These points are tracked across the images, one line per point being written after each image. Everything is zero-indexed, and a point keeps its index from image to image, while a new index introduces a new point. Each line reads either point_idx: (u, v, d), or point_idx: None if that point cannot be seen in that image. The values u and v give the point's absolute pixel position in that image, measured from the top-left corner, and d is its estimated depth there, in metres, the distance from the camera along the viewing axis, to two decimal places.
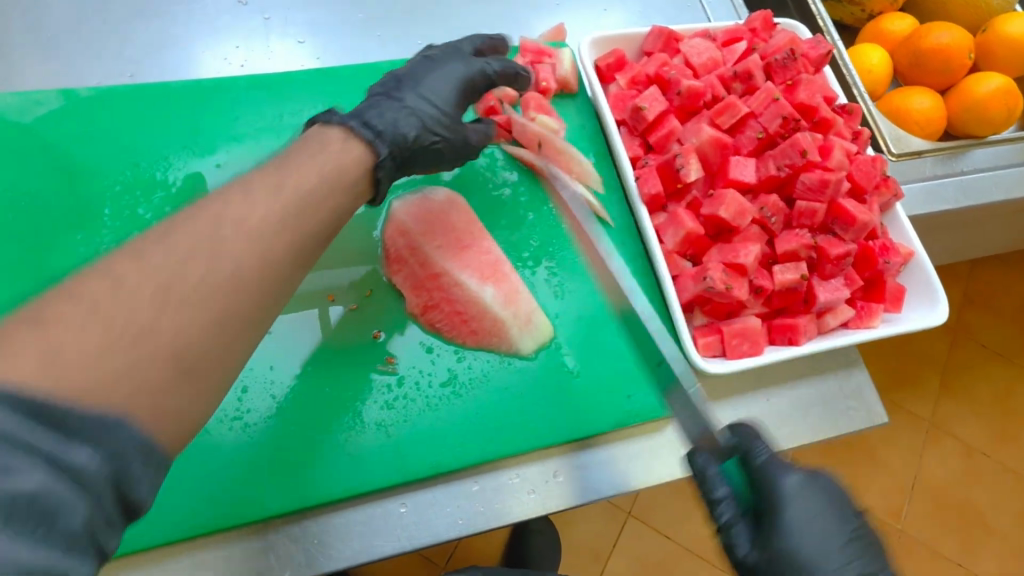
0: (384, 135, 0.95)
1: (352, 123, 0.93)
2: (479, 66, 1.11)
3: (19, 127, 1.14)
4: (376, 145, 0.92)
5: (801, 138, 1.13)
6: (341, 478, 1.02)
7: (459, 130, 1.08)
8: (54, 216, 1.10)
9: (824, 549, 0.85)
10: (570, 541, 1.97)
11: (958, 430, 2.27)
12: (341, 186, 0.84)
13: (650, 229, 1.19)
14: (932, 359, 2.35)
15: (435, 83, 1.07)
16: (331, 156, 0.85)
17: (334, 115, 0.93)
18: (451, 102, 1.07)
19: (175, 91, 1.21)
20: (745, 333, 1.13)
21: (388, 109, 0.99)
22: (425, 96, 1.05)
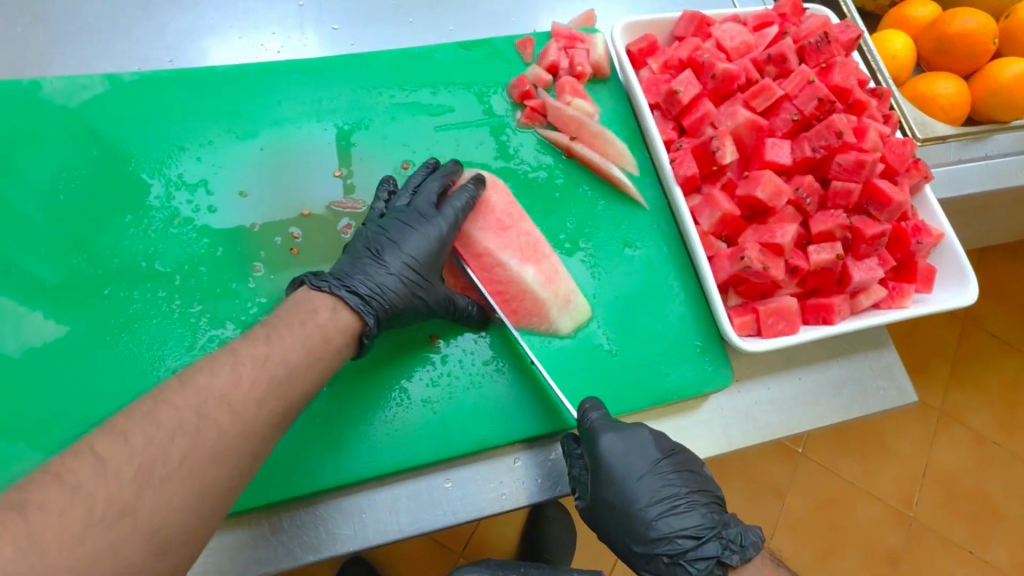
0: (369, 300, 1.01)
1: (341, 285, 1.01)
2: (445, 221, 1.11)
3: (66, 111, 1.16)
4: (364, 313, 1.00)
5: (837, 119, 1.14)
6: (389, 453, 1.04)
7: (435, 288, 1.07)
8: (101, 199, 1.12)
9: (632, 492, 1.01)
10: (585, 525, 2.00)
11: (969, 419, 2.29)
12: (324, 348, 0.94)
13: (685, 211, 1.21)
14: (943, 350, 2.37)
15: (407, 238, 1.08)
16: (315, 327, 0.95)
17: (326, 277, 1.02)
18: (423, 256, 1.08)
19: (216, 75, 1.22)
20: (781, 312, 1.14)
21: (374, 275, 1.04)
22: (400, 253, 1.07)
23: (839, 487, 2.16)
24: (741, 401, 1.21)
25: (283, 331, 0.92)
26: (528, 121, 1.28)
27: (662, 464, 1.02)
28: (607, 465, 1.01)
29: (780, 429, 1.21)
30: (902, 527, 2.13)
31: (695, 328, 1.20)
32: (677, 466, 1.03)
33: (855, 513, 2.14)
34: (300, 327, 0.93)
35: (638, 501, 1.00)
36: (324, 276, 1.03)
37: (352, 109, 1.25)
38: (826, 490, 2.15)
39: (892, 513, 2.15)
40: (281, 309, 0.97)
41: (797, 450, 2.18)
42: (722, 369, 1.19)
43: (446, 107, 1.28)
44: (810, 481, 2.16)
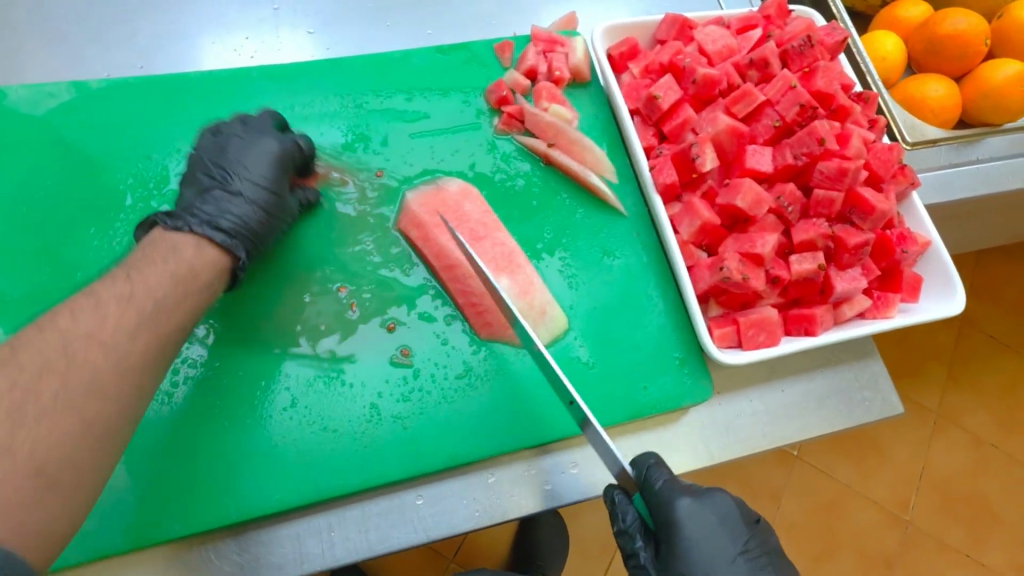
0: (235, 233, 1.02)
1: (195, 223, 1.00)
2: (287, 139, 1.11)
3: (32, 120, 1.14)
4: (233, 249, 1.01)
5: (818, 126, 1.12)
6: (358, 470, 1.02)
7: (286, 202, 1.10)
8: (67, 209, 1.10)
9: (716, 562, 0.88)
10: (577, 531, 1.98)
11: (967, 421, 2.26)
12: (194, 282, 0.95)
13: (664, 219, 1.18)
14: (940, 352, 2.34)
15: (247, 158, 1.07)
16: (182, 264, 0.95)
17: (179, 216, 1.00)
18: (270, 172, 1.08)
19: (185, 82, 1.20)
20: (761, 323, 1.12)
21: (229, 207, 1.03)
22: (250, 178, 1.06)
23: (836, 490, 2.14)
24: (722, 414, 1.19)
25: (144, 272, 0.92)
26: (506, 127, 1.26)
27: (752, 543, 0.92)
28: (690, 551, 0.89)
29: (762, 442, 1.18)
30: (897, 531, 2.11)
31: (675, 340, 1.18)
32: (763, 549, 0.92)
33: (853, 516, 2.11)
34: (162, 267, 0.93)
35: (720, 571, 0.88)
36: (179, 215, 1.00)
37: (326, 117, 1.23)
38: (824, 493, 2.12)
39: (888, 517, 2.12)
40: (141, 252, 0.95)
41: (794, 453, 2.16)
42: (702, 381, 1.16)
43: (422, 114, 1.26)
44: (808, 483, 2.14)
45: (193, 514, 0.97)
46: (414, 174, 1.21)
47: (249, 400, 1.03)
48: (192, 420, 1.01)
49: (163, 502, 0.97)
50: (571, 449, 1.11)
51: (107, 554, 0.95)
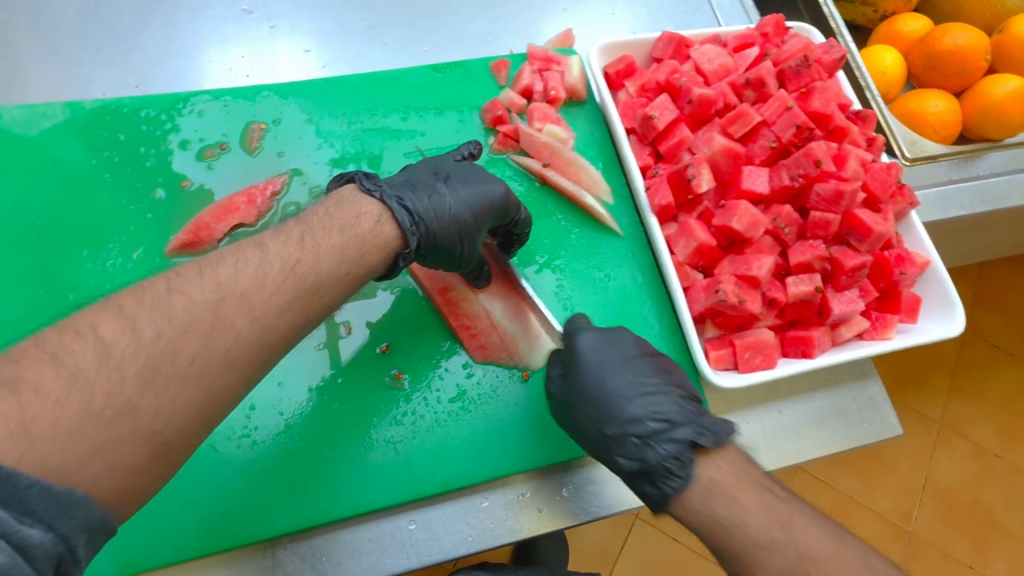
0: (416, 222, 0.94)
1: (393, 198, 0.93)
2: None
3: (26, 142, 1.14)
4: (409, 234, 0.92)
5: (815, 147, 1.11)
6: (349, 496, 1.01)
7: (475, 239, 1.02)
8: (62, 231, 1.10)
9: (602, 370, 0.99)
10: (578, 542, 1.97)
11: (971, 431, 2.24)
12: (359, 262, 0.86)
13: (659, 240, 1.17)
14: (945, 361, 2.32)
15: (481, 182, 1.03)
16: (354, 236, 0.86)
17: (378, 182, 0.95)
18: (481, 197, 1.01)
19: (181, 102, 1.19)
20: (758, 346, 1.11)
21: (433, 201, 0.98)
22: (462, 192, 1.01)
23: (836, 500, 2.12)
24: None
25: (320, 234, 0.85)
26: (501, 147, 1.26)
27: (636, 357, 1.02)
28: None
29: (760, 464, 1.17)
30: (900, 544, 2.09)
31: (671, 362, 1.17)
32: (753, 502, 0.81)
33: (856, 524, 2.10)
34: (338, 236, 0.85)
35: (608, 379, 0.98)
36: (379, 183, 0.95)
37: (323, 137, 1.22)
38: (826, 503, 2.11)
39: (891, 528, 2.10)
40: (326, 205, 0.90)
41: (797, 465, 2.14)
42: None
43: (418, 133, 1.26)
44: (810, 493, 2.12)
45: (181, 538, 0.96)
46: None
47: (241, 425, 1.02)
48: None
49: (151, 527, 0.96)
50: (564, 472, 1.10)
51: None
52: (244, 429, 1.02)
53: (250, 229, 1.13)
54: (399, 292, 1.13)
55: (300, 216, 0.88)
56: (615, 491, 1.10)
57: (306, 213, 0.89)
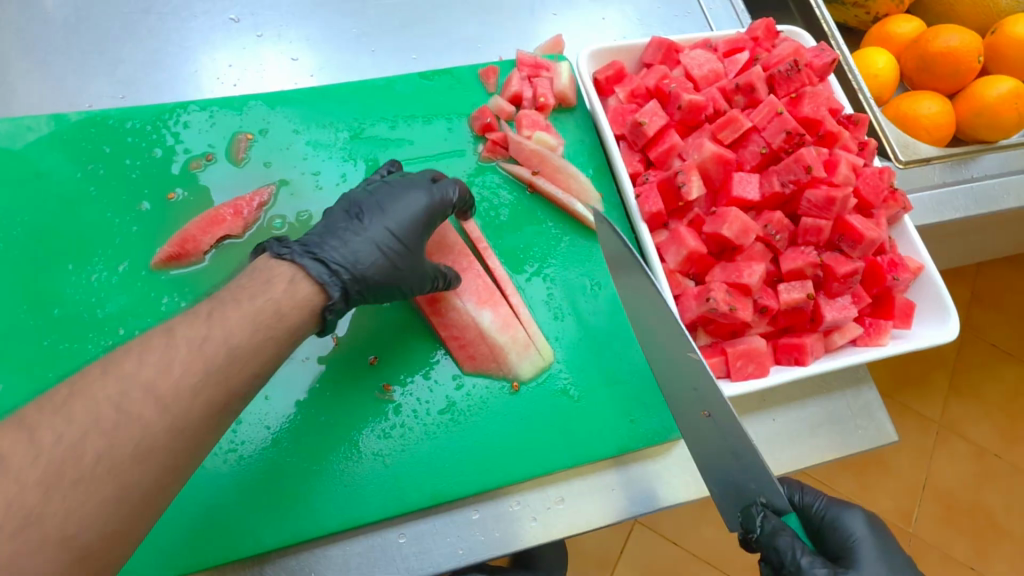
0: (335, 269, 0.92)
1: (308, 252, 0.91)
2: (442, 198, 1.05)
3: (11, 155, 1.13)
4: (330, 285, 0.90)
5: (805, 153, 1.10)
6: (337, 510, 1.00)
7: (411, 264, 1.01)
8: (47, 245, 1.09)
9: None
10: (576, 547, 1.96)
11: (971, 432, 2.23)
12: (277, 326, 0.84)
13: (650, 248, 1.16)
14: (944, 363, 2.30)
15: (396, 202, 1.01)
16: (268, 300, 0.83)
17: (289, 243, 0.92)
18: (401, 218, 1.00)
19: (167, 113, 1.18)
20: (749, 354, 1.10)
21: (349, 240, 0.96)
22: (381, 220, 0.99)
23: (836, 503, 2.10)
24: None
25: (234, 304, 0.83)
26: (490, 154, 1.25)
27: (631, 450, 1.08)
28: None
29: None
30: (900, 548, 2.07)
31: None
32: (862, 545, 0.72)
33: None
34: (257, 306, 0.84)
35: None
36: (288, 242, 0.92)
37: (310, 147, 1.21)
38: None
39: (891, 531, 2.09)
40: (239, 279, 0.87)
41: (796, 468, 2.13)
42: None
43: (406, 141, 1.25)
44: None
45: (168, 555, 0.95)
46: None
47: (227, 439, 1.01)
48: None
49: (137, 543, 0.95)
50: (554, 484, 1.09)
51: None
52: (230, 444, 1.01)
53: (238, 241, 1.13)
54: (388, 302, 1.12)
55: (213, 294, 0.86)
56: (607, 501, 1.09)
57: (219, 288, 0.86)
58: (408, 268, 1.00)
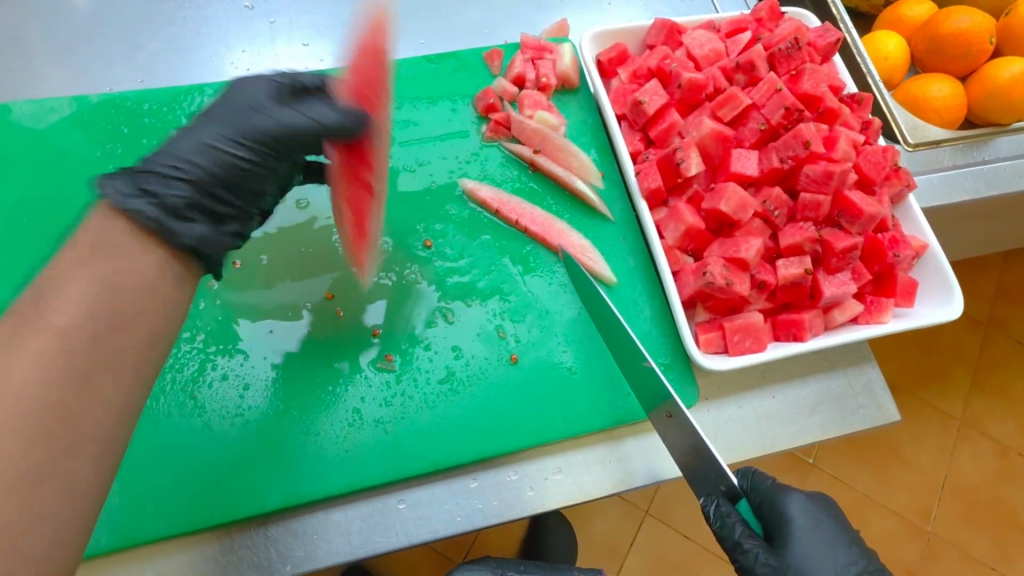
0: (176, 199, 0.82)
1: (149, 194, 0.80)
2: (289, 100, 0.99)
3: (34, 135, 1.18)
4: (167, 223, 0.80)
5: (804, 128, 1.10)
6: (338, 475, 1.03)
7: (224, 160, 0.91)
8: (67, 221, 1.13)
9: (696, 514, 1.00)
10: (586, 537, 1.96)
11: (991, 428, 2.19)
12: None
13: (649, 224, 1.17)
14: (963, 359, 2.27)
15: (247, 124, 0.93)
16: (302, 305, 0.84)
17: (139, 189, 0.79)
18: (239, 126, 0.93)
19: (181, 95, 1.23)
20: (747, 328, 1.10)
21: (189, 165, 0.87)
22: (207, 137, 0.91)
23: (850, 498, 2.08)
24: (713, 420, 1.18)
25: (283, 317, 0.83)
26: (493, 134, 1.27)
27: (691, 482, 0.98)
28: (797, 533, 0.87)
29: (753, 449, 1.17)
30: (916, 543, 2.04)
31: (660, 346, 1.17)
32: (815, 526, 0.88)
33: (869, 523, 2.06)
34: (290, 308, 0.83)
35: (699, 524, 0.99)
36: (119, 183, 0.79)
37: None
38: (837, 501, 2.07)
39: (907, 526, 2.06)
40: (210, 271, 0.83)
41: (808, 459, 2.11)
42: (687, 388, 1.16)
43: (412, 122, 1.28)
44: (822, 491, 2.08)
45: (175, 514, 0.99)
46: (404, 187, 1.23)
47: (233, 404, 1.05)
48: (177, 423, 1.03)
49: (149, 503, 0.99)
50: (552, 455, 1.11)
51: (93, 554, 0.96)
52: (236, 409, 1.04)
53: None
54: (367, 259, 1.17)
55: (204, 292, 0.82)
56: (605, 471, 1.11)
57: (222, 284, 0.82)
58: (220, 162, 0.90)
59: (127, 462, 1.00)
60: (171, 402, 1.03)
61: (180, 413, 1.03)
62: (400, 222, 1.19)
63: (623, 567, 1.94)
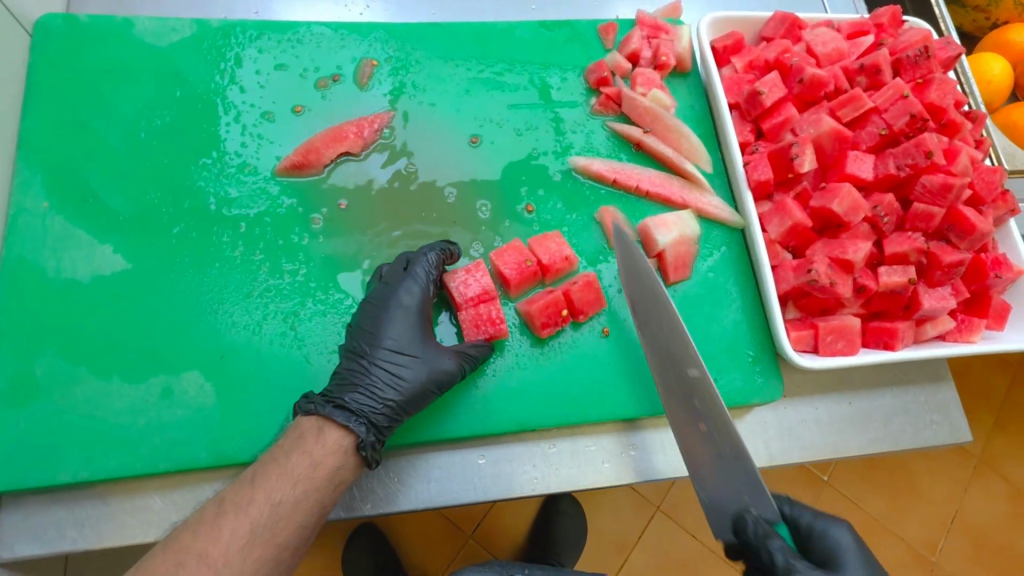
0: (364, 414, 0.97)
1: (351, 418, 0.96)
2: (410, 282, 1.05)
3: (154, 50, 1.17)
4: (354, 427, 0.95)
5: (927, 138, 1.09)
6: (427, 424, 1.06)
7: (428, 359, 1.01)
8: (179, 141, 1.13)
9: None
10: (596, 526, 1.87)
11: (1009, 469, 2.03)
12: (317, 475, 0.91)
13: (753, 216, 1.17)
14: (988, 399, 2.10)
15: (388, 325, 1.03)
16: (302, 455, 0.91)
17: (315, 396, 0.98)
18: (399, 338, 1.03)
19: (298, 32, 1.22)
20: (842, 331, 1.10)
21: (364, 383, 0.99)
22: (375, 345, 1.02)
23: (862, 521, 1.95)
24: (787, 416, 1.19)
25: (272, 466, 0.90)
26: (602, 108, 1.27)
27: None
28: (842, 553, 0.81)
29: (823, 451, 1.17)
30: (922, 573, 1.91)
31: (748, 337, 1.17)
32: None
33: (878, 548, 1.93)
34: (288, 461, 0.90)
35: None
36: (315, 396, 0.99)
37: (430, 80, 1.25)
38: (848, 521, 1.95)
39: (915, 557, 1.93)
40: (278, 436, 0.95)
41: (824, 476, 1.99)
42: (772, 382, 1.15)
43: (522, 87, 1.27)
44: (834, 509, 1.96)
45: (271, 438, 1.00)
46: (509, 149, 1.22)
47: (333, 338, 1.06)
48: (277, 350, 1.04)
49: (245, 425, 1.00)
50: (632, 431, 1.12)
51: (186, 468, 0.97)
52: (336, 345, 1.06)
53: (355, 159, 1.16)
54: (470, 216, 1.17)
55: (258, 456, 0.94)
56: None
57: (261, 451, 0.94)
58: (426, 364, 1.01)
59: (227, 383, 1.01)
60: (274, 331, 1.05)
61: (281, 342, 1.04)
62: (505, 184, 1.20)
63: (628, 560, 1.84)
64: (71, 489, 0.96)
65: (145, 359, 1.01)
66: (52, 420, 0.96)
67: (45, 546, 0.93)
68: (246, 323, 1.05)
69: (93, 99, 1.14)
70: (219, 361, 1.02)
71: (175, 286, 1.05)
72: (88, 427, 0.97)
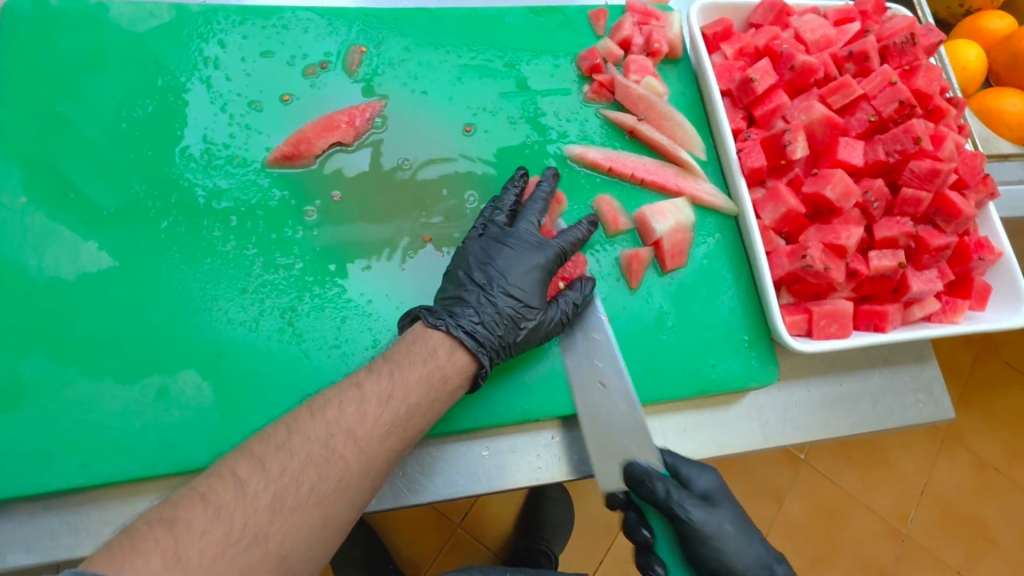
0: (483, 341, 0.98)
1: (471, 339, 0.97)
2: (555, 247, 1.07)
3: (131, 37, 1.12)
4: (481, 356, 0.97)
5: (915, 123, 1.12)
6: None
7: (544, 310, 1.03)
8: (162, 132, 1.09)
9: None
10: (581, 513, 1.89)
11: (973, 442, 2.11)
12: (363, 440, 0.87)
13: (747, 202, 1.19)
14: (954, 375, 2.17)
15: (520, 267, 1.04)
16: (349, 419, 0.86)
17: (442, 315, 0.98)
18: (530, 287, 1.03)
19: (282, 18, 1.18)
20: (835, 315, 1.12)
21: (485, 315, 0.99)
22: (505, 286, 1.02)
23: (837, 495, 2.01)
24: (781, 399, 1.21)
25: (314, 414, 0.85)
26: (595, 96, 1.26)
27: None
28: None
29: (816, 432, 1.20)
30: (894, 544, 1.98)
31: (744, 322, 1.19)
32: None
33: (854, 522, 1.99)
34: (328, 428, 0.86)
35: None
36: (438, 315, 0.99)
37: (421, 67, 1.22)
38: (826, 497, 2.00)
39: (887, 527, 1.99)
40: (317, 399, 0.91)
41: (800, 454, 2.04)
42: (768, 366, 1.18)
43: (514, 74, 1.25)
44: (812, 487, 2.01)
45: None
46: (503, 138, 1.21)
47: (332, 332, 1.04)
48: (275, 345, 1.01)
49: (244, 424, 0.97)
50: None
51: (185, 469, 0.95)
52: (335, 339, 1.04)
53: (347, 149, 1.13)
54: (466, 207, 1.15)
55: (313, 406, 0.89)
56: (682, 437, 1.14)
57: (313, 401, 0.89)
58: (544, 317, 1.03)
59: (224, 381, 0.99)
60: (272, 327, 1.02)
61: (279, 338, 1.02)
62: (500, 173, 1.19)
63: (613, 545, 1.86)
64: (63, 496, 0.93)
65: (137, 359, 0.97)
66: (41, 425, 0.93)
67: (38, 555, 0.89)
68: (242, 318, 1.02)
69: (69, 89, 1.08)
70: (215, 358, 0.99)
71: (165, 282, 1.01)
72: (80, 431, 0.93)
